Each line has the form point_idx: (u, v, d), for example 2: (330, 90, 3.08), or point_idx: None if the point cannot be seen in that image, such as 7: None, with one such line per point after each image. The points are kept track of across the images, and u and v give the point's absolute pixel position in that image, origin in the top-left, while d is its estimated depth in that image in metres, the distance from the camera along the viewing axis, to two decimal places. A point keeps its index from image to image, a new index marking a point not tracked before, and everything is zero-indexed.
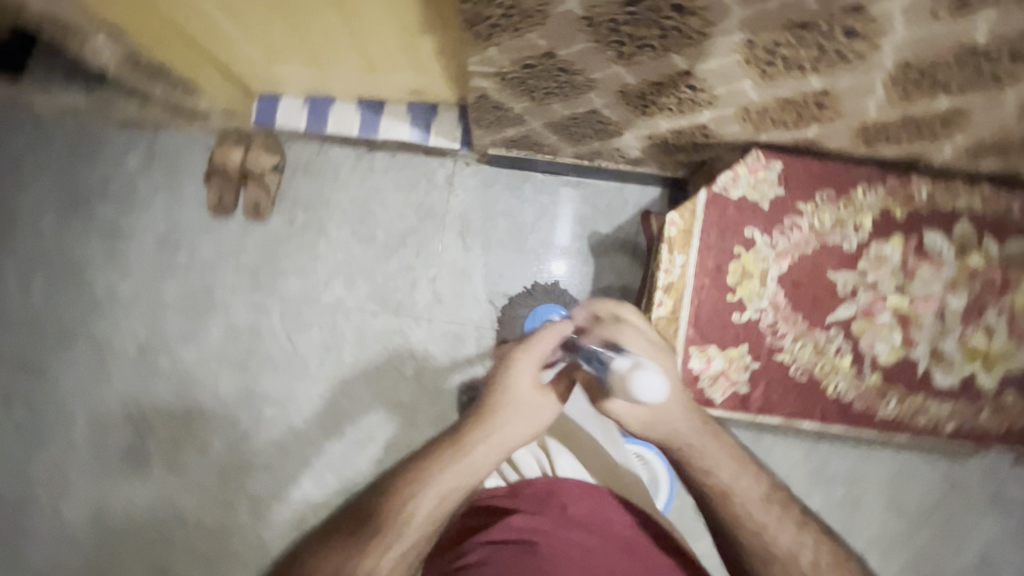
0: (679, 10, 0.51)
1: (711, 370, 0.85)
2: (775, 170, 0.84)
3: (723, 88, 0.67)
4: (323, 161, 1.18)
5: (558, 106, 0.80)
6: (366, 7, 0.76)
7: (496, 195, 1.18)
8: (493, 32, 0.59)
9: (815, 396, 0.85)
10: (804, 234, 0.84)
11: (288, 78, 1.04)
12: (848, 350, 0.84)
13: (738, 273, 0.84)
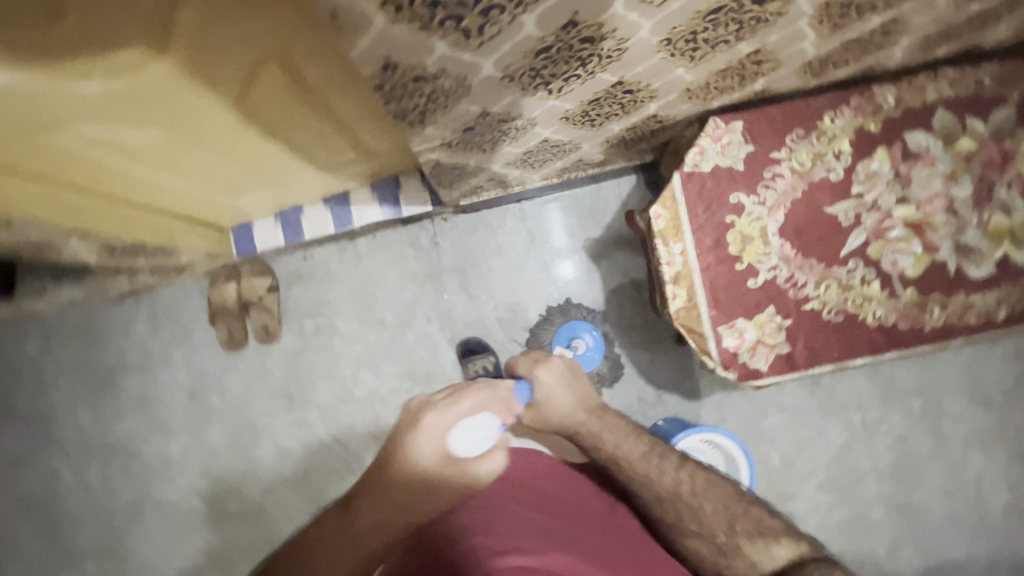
0: (591, 41, 0.52)
1: (747, 342, 0.83)
2: (738, 130, 0.82)
3: (659, 80, 0.66)
4: (312, 265, 1.19)
5: (510, 147, 0.80)
6: (298, 129, 0.77)
7: (481, 238, 1.19)
8: (422, 113, 0.59)
9: (858, 332, 0.83)
10: (789, 181, 0.83)
11: (251, 207, 1.04)
12: (872, 275, 0.82)
13: (740, 241, 0.83)
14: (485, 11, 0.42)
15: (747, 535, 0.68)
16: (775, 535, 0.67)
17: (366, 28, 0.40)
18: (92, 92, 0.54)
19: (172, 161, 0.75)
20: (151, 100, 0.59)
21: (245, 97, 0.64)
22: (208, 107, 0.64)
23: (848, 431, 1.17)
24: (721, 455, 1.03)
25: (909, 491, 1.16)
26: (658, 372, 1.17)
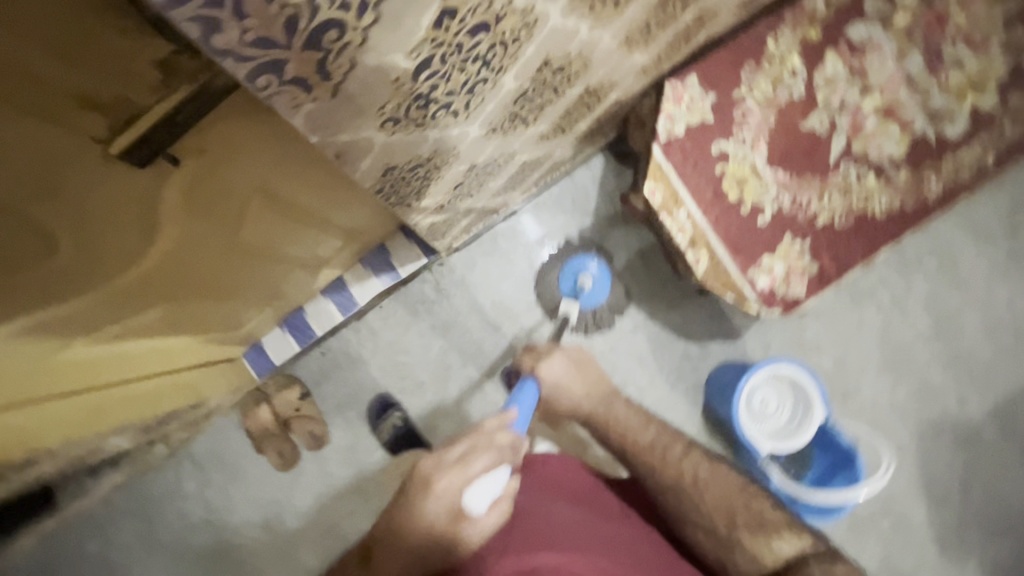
0: (562, 70, 0.51)
1: (779, 274, 0.85)
2: (696, 83, 0.83)
3: (618, 73, 0.67)
4: (333, 357, 1.17)
5: (493, 183, 0.80)
6: (285, 241, 0.75)
7: (481, 268, 1.19)
8: (417, 192, 0.59)
9: (872, 227, 0.86)
10: (759, 113, 0.84)
11: (256, 329, 1.02)
12: (866, 171, 0.85)
13: (736, 185, 0.84)
14: (471, 90, 0.41)
15: (748, 529, 0.70)
16: (777, 531, 0.70)
17: (367, 150, 0.39)
18: (91, 300, 0.51)
19: (176, 324, 0.72)
20: (148, 281, 0.56)
21: (232, 238, 0.61)
22: (208, 262, 0.62)
23: (883, 310, 1.21)
24: (782, 385, 1.07)
25: (957, 343, 1.21)
26: (695, 326, 1.19)
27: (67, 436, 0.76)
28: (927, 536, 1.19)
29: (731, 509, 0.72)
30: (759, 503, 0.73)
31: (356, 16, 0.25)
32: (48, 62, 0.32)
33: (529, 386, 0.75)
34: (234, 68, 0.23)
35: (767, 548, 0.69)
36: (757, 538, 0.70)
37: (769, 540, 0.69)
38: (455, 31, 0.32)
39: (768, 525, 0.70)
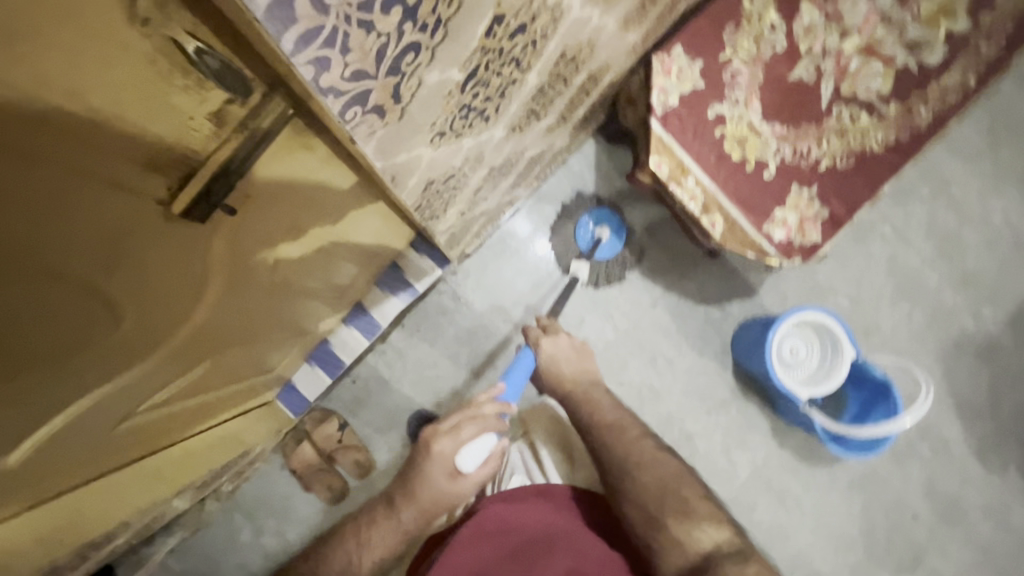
0: (571, 60, 0.52)
1: (795, 223, 0.86)
2: (682, 54, 0.84)
3: (613, 57, 0.68)
4: (364, 383, 1.17)
5: (504, 185, 0.81)
6: (315, 270, 0.75)
7: (494, 270, 1.20)
8: (444, 203, 0.59)
9: (873, 163, 0.88)
10: (747, 72, 0.86)
11: (286, 368, 1.02)
12: (857, 111, 0.87)
13: (737, 144, 0.86)
14: (502, 92, 0.42)
15: (675, 515, 0.77)
16: (700, 521, 0.77)
17: (415, 168, 0.40)
18: (155, 361, 0.52)
19: (222, 372, 0.73)
20: (202, 333, 0.56)
21: (273, 276, 0.62)
22: (251, 301, 0.63)
23: (888, 243, 1.24)
24: (808, 332, 1.10)
25: (962, 262, 1.24)
26: (711, 290, 1.21)
27: (140, 504, 0.76)
28: (965, 450, 1.23)
29: (667, 494, 0.78)
30: (688, 495, 0.80)
31: (430, 36, 0.25)
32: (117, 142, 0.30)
33: (526, 356, 0.87)
34: (330, 102, 0.24)
35: (689, 537, 0.75)
36: (682, 525, 0.76)
37: (694, 528, 0.76)
38: (500, 36, 0.33)
39: (697, 513, 0.78)
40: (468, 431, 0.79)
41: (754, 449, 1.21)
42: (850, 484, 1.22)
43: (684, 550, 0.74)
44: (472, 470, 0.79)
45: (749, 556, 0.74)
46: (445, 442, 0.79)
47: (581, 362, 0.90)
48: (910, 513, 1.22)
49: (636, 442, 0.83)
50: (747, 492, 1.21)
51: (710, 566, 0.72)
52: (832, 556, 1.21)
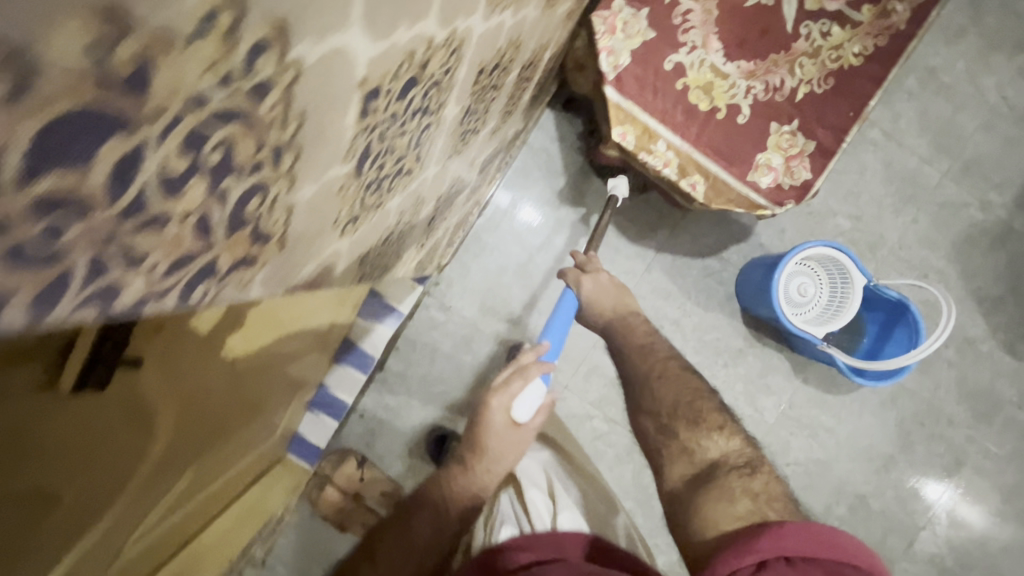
0: (495, 67, 0.45)
1: (780, 165, 0.79)
2: (624, 5, 0.75)
3: (546, 35, 0.59)
4: (373, 416, 1.14)
5: (461, 196, 0.74)
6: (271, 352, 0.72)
7: (479, 269, 1.14)
8: (394, 252, 0.53)
9: (856, 79, 0.79)
10: (699, 10, 0.77)
11: (289, 422, 0.98)
12: (827, 25, 0.78)
13: (703, 93, 0.78)
14: (417, 141, 0.35)
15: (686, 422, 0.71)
16: (710, 430, 0.70)
17: (336, 262, 0.34)
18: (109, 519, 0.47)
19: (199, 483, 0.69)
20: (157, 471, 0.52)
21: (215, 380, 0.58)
22: (219, 396, 0.61)
23: (880, 150, 1.16)
24: (812, 264, 1.04)
25: (962, 151, 1.17)
26: (706, 240, 1.15)
27: None
28: (993, 344, 1.19)
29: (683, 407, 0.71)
30: (706, 404, 0.73)
31: (274, 167, 0.19)
32: None
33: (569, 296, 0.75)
34: (157, 309, 0.18)
35: (699, 445, 0.69)
36: (691, 431, 0.70)
37: (703, 437, 0.70)
38: (383, 106, 0.26)
39: (706, 421, 0.71)
40: (517, 384, 0.69)
41: (779, 392, 1.18)
42: (881, 403, 1.20)
43: (692, 458, 0.69)
44: (528, 420, 0.71)
45: (756, 470, 0.67)
46: (497, 401, 0.69)
47: (621, 296, 0.78)
48: (945, 418, 1.20)
49: (662, 358, 0.75)
50: (778, 435, 1.19)
51: (712, 473, 0.66)
52: (874, 476, 1.20)
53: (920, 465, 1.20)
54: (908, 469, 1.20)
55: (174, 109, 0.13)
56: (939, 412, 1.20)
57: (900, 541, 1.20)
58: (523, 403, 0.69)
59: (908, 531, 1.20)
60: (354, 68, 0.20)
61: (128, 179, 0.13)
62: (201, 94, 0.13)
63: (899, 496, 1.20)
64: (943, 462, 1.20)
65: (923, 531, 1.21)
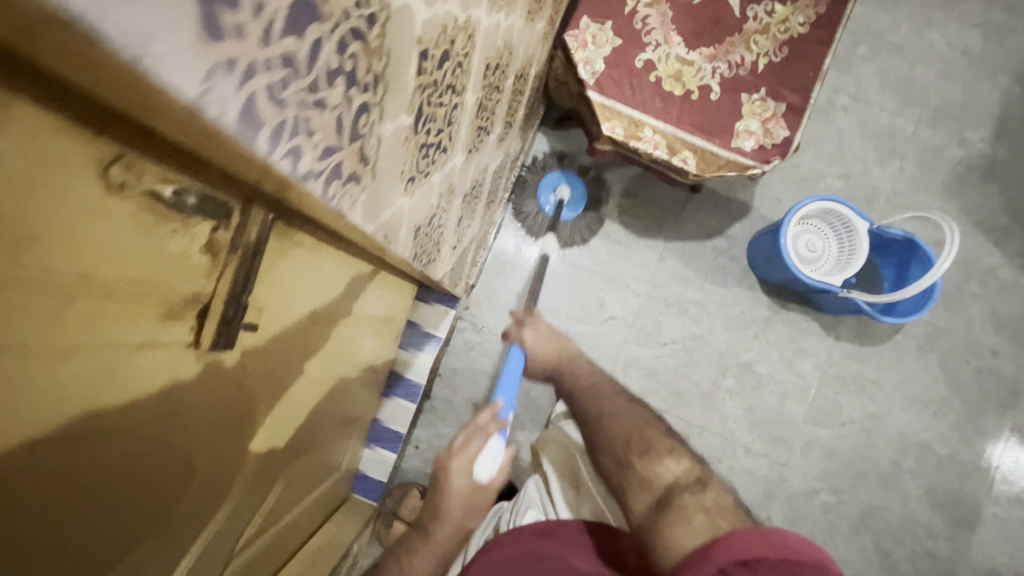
0: (496, 67, 0.54)
1: (757, 129, 0.87)
2: (590, 22, 0.87)
3: (531, 50, 0.70)
4: (428, 445, 1.17)
5: (480, 205, 0.83)
6: (347, 354, 0.79)
7: (504, 289, 1.21)
8: (435, 244, 0.60)
9: (807, 44, 0.88)
10: (655, 14, 0.88)
11: (351, 458, 1.03)
12: (770, 4, 0.88)
13: (675, 81, 0.87)
14: (450, 119, 0.44)
15: (638, 453, 0.77)
16: (662, 455, 0.76)
17: (401, 219, 0.41)
18: (233, 501, 0.52)
19: (298, 487, 0.74)
20: (267, 458, 0.58)
21: (308, 376, 0.64)
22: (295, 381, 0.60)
23: (851, 112, 1.25)
24: (812, 221, 1.10)
25: (928, 99, 1.25)
26: (709, 222, 1.22)
27: None
28: (1013, 271, 1.21)
29: None
30: (653, 433, 0.80)
31: (374, 92, 0.26)
32: (140, 308, 0.31)
33: (517, 352, 0.91)
34: (314, 189, 0.25)
35: (653, 472, 0.74)
36: (645, 462, 0.75)
37: (655, 464, 0.75)
38: (430, 69, 0.34)
39: (657, 449, 0.77)
40: (476, 444, 0.83)
41: (815, 354, 1.20)
42: (920, 348, 1.20)
43: (650, 486, 0.72)
44: (492, 476, 0.84)
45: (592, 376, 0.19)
46: (457, 461, 0.83)
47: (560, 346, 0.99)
48: (987, 353, 1.20)
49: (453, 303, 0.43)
50: (826, 397, 1.19)
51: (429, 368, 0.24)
52: (933, 424, 1.19)
53: (977, 404, 1.19)
54: (966, 411, 1.19)
55: (338, 15, 0.21)
56: (979, 348, 1.20)
57: (979, 486, 1.17)
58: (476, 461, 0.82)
59: (984, 474, 1.18)
60: (414, 24, 0.29)
61: (314, 59, 0.20)
62: (349, 10, 0.21)
63: (964, 440, 1.18)
64: (998, 398, 1.19)
65: (1000, 472, 1.18)
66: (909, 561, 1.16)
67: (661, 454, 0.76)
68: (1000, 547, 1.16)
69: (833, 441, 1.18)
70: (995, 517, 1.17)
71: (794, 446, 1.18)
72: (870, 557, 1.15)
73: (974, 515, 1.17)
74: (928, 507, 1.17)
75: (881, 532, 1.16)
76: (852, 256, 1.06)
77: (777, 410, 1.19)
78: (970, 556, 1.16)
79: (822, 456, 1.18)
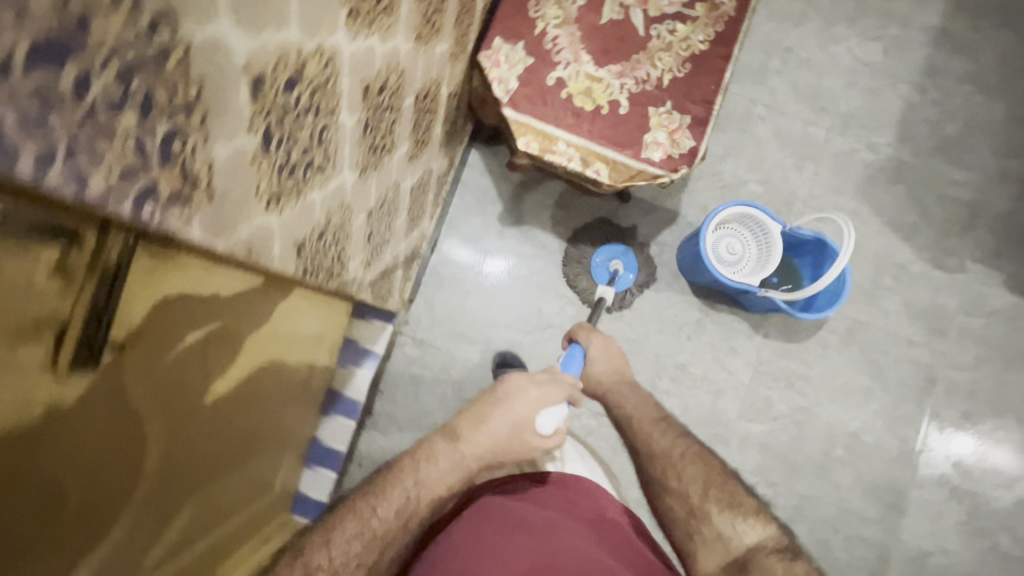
0: (383, 88, 0.56)
1: (665, 141, 0.92)
2: (503, 43, 0.91)
3: (434, 69, 0.73)
4: (371, 461, 1.17)
5: (401, 218, 0.86)
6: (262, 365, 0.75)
7: (443, 301, 1.23)
8: (337, 258, 0.62)
9: (708, 59, 0.94)
10: (564, 35, 0.92)
11: (289, 478, 1.02)
12: (672, 24, 0.94)
13: (586, 97, 0.91)
14: (320, 139, 0.46)
15: (719, 504, 0.70)
16: (747, 514, 0.69)
17: (271, 235, 0.43)
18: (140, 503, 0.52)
19: (218, 505, 0.72)
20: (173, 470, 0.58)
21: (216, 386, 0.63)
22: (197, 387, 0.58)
23: (768, 121, 1.32)
24: (732, 224, 1.15)
25: (838, 108, 1.33)
26: (640, 230, 1.26)
27: None
28: (924, 267, 1.29)
29: (714, 485, 0.72)
30: (738, 488, 0.72)
31: (186, 116, 0.28)
32: None
33: (579, 353, 0.82)
34: (120, 209, 0.26)
35: (732, 529, 0.68)
36: (725, 515, 0.69)
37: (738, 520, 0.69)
38: (272, 93, 0.36)
39: (743, 505, 0.70)
40: (552, 393, 0.72)
41: (746, 354, 1.25)
42: (843, 342, 1.26)
43: (729, 543, 0.67)
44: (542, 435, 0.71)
45: None
46: (530, 397, 0.71)
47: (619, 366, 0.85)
48: (905, 344, 1.27)
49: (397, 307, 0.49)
50: (758, 393, 1.24)
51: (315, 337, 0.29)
52: (860, 415, 1.24)
53: (898, 393, 1.25)
54: (889, 400, 1.25)
55: (106, 47, 0.23)
56: (897, 341, 1.27)
57: (905, 472, 1.23)
58: (547, 407, 0.70)
59: (908, 460, 1.24)
60: (236, 53, 0.31)
61: (84, 90, 0.22)
62: (122, 43, 0.23)
63: (888, 429, 1.24)
64: (918, 387, 1.26)
65: (923, 457, 1.24)
66: (844, 548, 1.20)
67: (744, 512, 0.69)
68: (928, 529, 1.21)
69: (766, 435, 1.23)
70: (921, 501, 1.22)
71: (731, 442, 1.22)
72: (809, 546, 1.19)
73: (902, 499, 1.22)
74: (859, 495, 1.22)
75: (817, 521, 1.20)
76: (770, 256, 1.11)
77: (712, 408, 1.23)
78: (902, 539, 1.21)
79: (757, 451, 1.22)
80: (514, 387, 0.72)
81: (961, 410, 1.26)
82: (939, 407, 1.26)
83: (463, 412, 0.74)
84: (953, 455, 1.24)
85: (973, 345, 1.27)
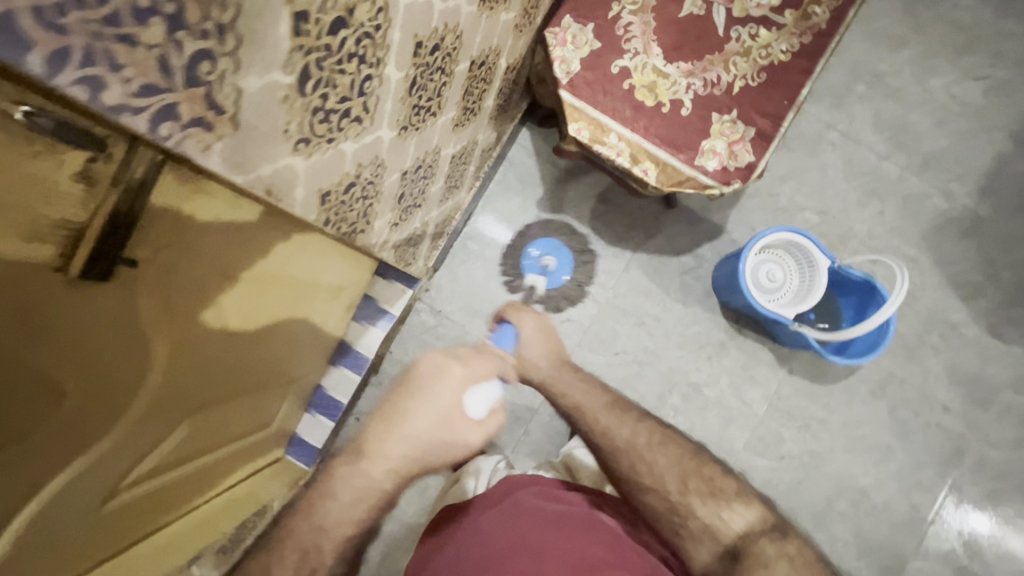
0: (437, 48, 0.54)
1: (723, 151, 0.87)
2: (572, 22, 0.87)
3: (495, 39, 0.71)
4: None
5: (436, 186, 0.84)
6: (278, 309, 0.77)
7: (467, 275, 1.22)
8: (363, 213, 0.61)
9: (787, 71, 0.88)
10: (638, 23, 0.88)
11: (288, 420, 1.04)
12: (754, 27, 0.88)
13: (649, 92, 0.87)
14: (361, 91, 0.44)
15: (700, 496, 0.64)
16: (731, 500, 0.65)
17: (295, 179, 0.42)
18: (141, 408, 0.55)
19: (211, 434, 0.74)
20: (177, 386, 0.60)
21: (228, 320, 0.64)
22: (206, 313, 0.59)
23: (839, 148, 1.24)
24: (776, 248, 1.10)
25: (920, 146, 1.24)
26: (679, 239, 1.21)
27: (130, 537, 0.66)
28: (978, 331, 1.20)
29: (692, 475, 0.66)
30: (715, 470, 0.67)
31: (218, 42, 0.29)
32: None
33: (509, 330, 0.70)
34: (133, 123, 0.26)
35: (717, 519, 0.63)
36: (708, 506, 0.64)
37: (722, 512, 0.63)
38: (315, 33, 0.35)
39: (724, 491, 0.65)
40: (479, 366, 0.62)
41: (766, 386, 1.20)
42: (872, 393, 1.19)
43: (716, 537, 0.62)
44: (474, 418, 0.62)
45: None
46: (455, 373, 0.61)
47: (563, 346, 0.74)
48: (940, 408, 1.19)
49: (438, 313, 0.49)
50: (771, 428, 1.19)
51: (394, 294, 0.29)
52: (874, 471, 1.18)
53: (921, 457, 1.18)
54: (909, 462, 1.18)
55: None
56: (932, 402, 1.19)
57: (911, 539, 1.17)
58: (472, 387, 0.61)
59: (917, 527, 1.17)
60: None
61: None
62: None
63: (902, 491, 1.18)
64: (944, 455, 1.18)
65: (934, 528, 1.17)
66: None
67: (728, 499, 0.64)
68: None
69: (771, 472, 1.18)
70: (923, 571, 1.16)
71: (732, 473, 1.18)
72: None
73: (902, 565, 1.16)
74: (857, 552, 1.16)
75: None
76: (813, 289, 1.06)
77: (719, 434, 1.19)
78: None
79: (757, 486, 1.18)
80: (430, 368, 0.61)
81: (986, 488, 1.18)
82: (962, 480, 1.18)
83: (376, 412, 0.62)
84: (968, 532, 1.17)
85: (1014, 423, 1.18)
